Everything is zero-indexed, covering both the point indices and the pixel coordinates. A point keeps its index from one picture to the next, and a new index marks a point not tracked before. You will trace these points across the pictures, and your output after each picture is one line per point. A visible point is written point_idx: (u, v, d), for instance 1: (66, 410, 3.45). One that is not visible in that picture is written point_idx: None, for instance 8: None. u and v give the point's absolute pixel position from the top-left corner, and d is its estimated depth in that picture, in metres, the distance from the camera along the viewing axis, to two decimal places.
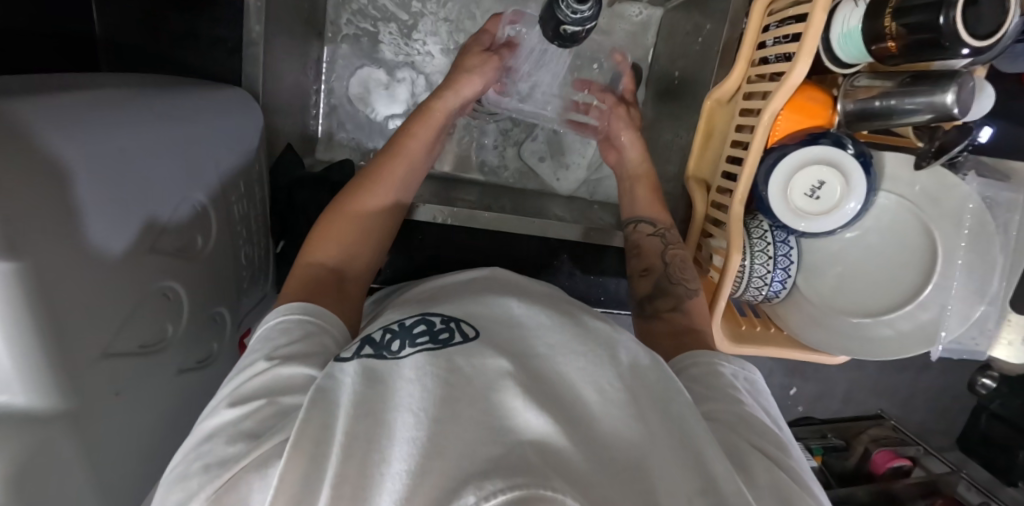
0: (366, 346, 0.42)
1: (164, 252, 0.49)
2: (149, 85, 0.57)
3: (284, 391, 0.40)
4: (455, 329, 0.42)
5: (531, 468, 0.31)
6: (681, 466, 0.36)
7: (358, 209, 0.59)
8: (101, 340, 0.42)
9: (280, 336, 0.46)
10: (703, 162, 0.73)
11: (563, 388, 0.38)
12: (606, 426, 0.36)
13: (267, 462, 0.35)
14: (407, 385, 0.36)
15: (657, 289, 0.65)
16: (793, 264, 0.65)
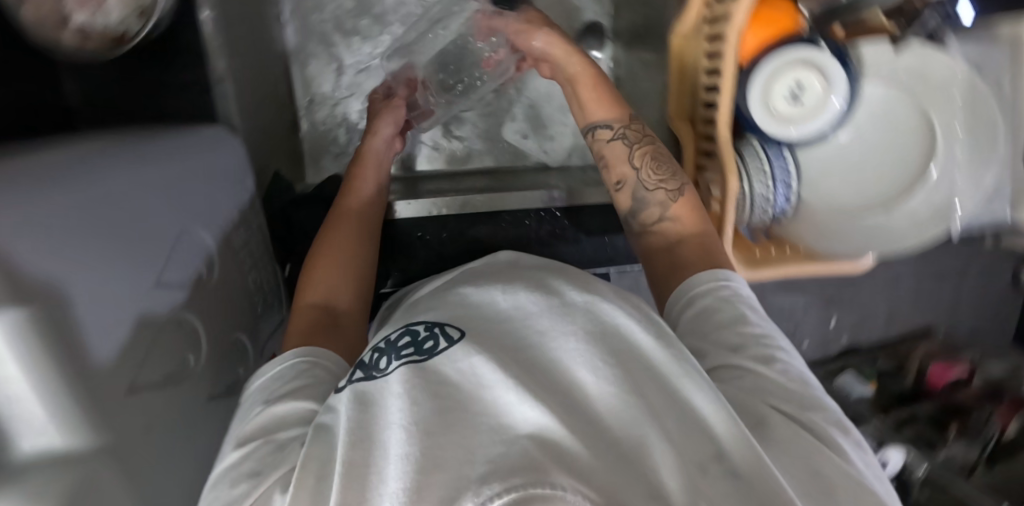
0: (358, 370, 0.43)
1: (173, 285, 0.51)
2: (131, 135, 0.59)
3: (279, 429, 0.44)
4: (440, 335, 0.42)
5: (533, 465, 0.30)
6: (695, 442, 0.36)
7: (331, 249, 0.62)
8: (126, 375, 0.44)
9: (275, 380, 0.49)
10: (684, 103, 0.73)
11: (556, 372, 0.38)
12: (604, 405, 0.36)
13: (267, 500, 0.38)
14: (395, 401, 0.37)
15: (635, 202, 0.62)
16: (795, 179, 0.63)
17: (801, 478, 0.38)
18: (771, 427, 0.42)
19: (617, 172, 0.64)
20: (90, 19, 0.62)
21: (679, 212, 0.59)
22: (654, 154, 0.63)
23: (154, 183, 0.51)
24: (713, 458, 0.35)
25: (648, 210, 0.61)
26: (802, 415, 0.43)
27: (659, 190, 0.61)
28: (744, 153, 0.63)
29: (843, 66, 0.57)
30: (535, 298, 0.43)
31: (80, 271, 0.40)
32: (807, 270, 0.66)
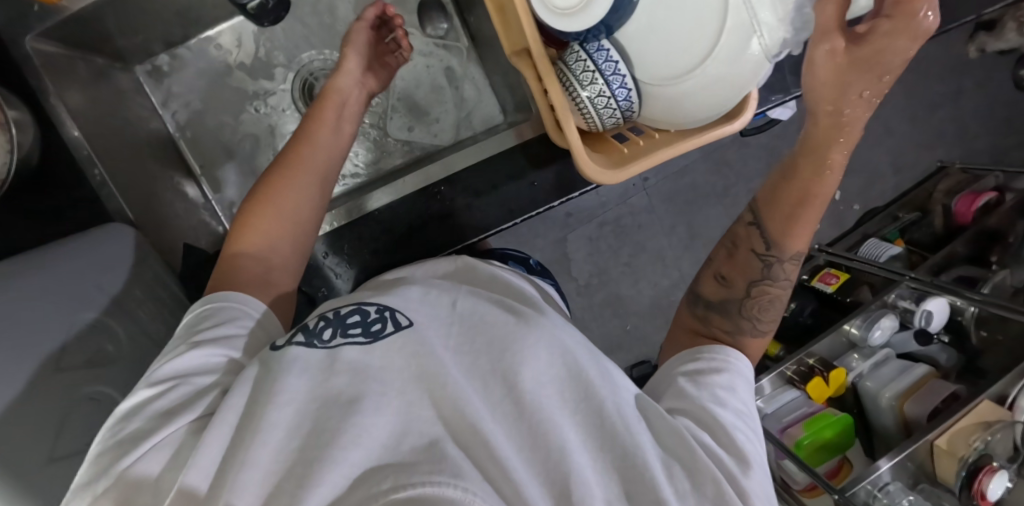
0: (299, 334, 0.48)
1: (78, 366, 0.56)
2: (30, 252, 0.65)
3: (198, 374, 0.47)
4: (387, 319, 0.48)
5: (439, 463, 0.38)
6: (601, 448, 0.44)
7: (278, 198, 0.61)
8: (41, 450, 0.49)
9: (201, 321, 0.53)
10: (514, 35, 0.71)
11: (497, 400, 0.44)
12: (529, 431, 0.43)
13: (176, 439, 0.42)
14: (340, 374, 0.43)
15: (718, 302, 0.61)
16: (622, 65, 0.61)
17: (680, 463, 0.45)
18: (671, 426, 0.47)
19: (725, 243, 0.62)
20: None
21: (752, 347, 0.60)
22: (773, 299, 0.60)
23: (39, 292, 0.57)
24: (607, 470, 0.43)
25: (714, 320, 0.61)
26: (719, 453, 0.47)
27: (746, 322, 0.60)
28: (569, 61, 0.63)
29: None
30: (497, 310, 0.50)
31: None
32: (677, 148, 0.65)
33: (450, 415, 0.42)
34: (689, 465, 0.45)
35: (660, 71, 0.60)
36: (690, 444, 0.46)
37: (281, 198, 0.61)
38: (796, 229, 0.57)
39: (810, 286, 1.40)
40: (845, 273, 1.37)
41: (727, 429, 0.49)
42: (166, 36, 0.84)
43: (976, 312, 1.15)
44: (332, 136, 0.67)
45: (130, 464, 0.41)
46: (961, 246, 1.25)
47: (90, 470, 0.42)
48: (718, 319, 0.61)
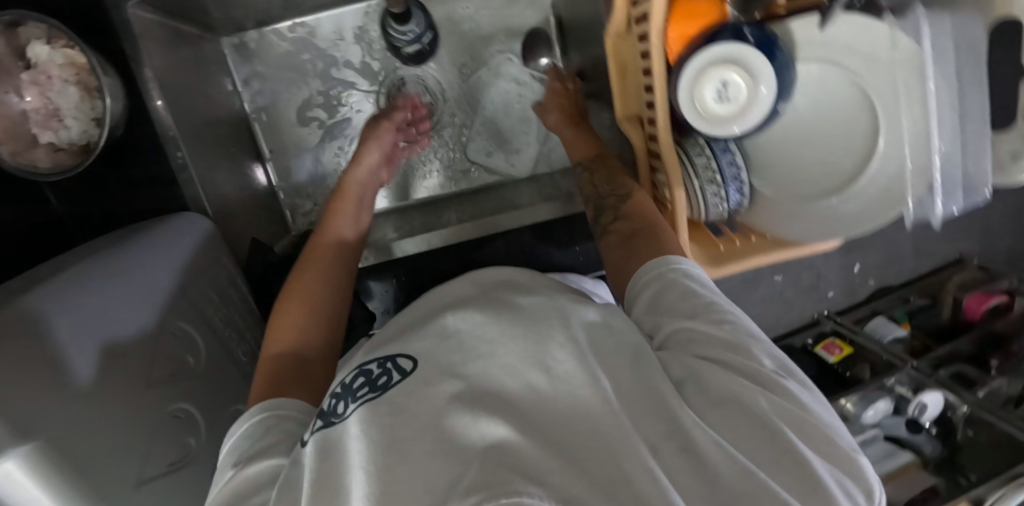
0: (318, 421, 0.41)
1: (163, 380, 0.56)
2: (114, 240, 0.64)
3: (248, 497, 0.40)
4: (393, 369, 0.41)
5: (502, 479, 0.31)
6: (644, 420, 0.38)
7: (305, 288, 0.63)
8: (132, 473, 0.49)
9: (247, 440, 0.46)
10: (628, 100, 0.71)
11: (511, 388, 0.38)
12: (558, 404, 0.37)
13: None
14: (355, 442, 0.36)
15: (595, 207, 0.65)
16: (743, 171, 0.62)
17: (738, 423, 0.39)
18: (712, 379, 0.41)
19: (585, 206, 0.68)
20: (55, 137, 0.68)
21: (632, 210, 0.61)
22: (608, 172, 0.67)
23: (133, 297, 0.56)
24: (664, 436, 0.37)
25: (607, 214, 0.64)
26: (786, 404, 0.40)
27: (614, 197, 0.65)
28: (688, 149, 0.62)
29: (767, 56, 0.55)
30: (483, 312, 0.42)
31: (60, 409, 0.43)
32: (776, 255, 0.65)
33: (474, 434, 0.34)
34: (752, 426, 0.39)
35: (783, 185, 0.61)
36: (737, 394, 0.40)
37: (305, 289, 0.63)
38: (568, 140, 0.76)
39: (813, 351, 1.45)
40: (849, 345, 1.41)
41: (747, 349, 0.44)
42: (262, 14, 0.82)
43: (967, 413, 1.22)
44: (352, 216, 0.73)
45: None
46: (965, 344, 1.33)
47: None
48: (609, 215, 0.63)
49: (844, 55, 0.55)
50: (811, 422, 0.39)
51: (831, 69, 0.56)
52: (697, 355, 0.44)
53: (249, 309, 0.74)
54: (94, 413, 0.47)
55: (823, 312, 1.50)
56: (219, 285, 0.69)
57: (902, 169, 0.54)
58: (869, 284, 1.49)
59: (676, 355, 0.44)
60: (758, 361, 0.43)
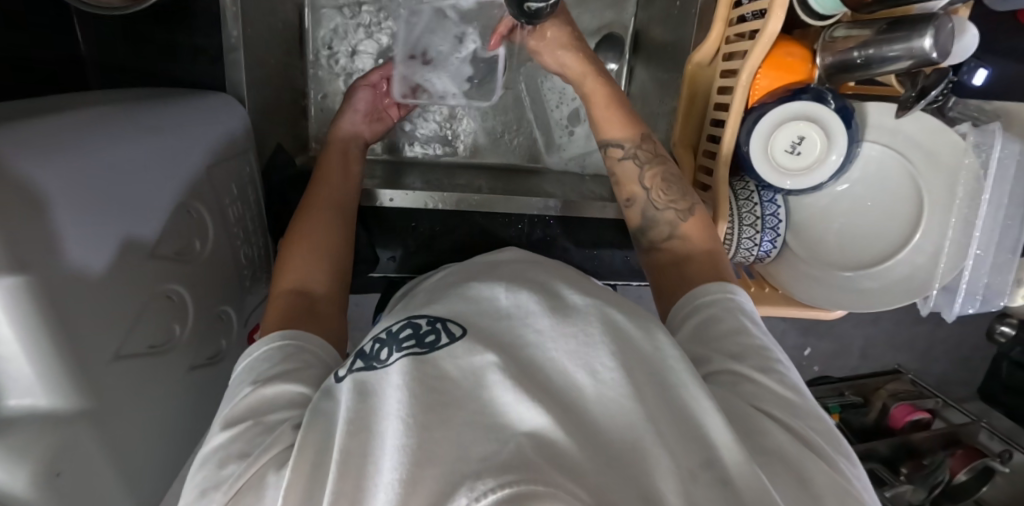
0: (358, 360, 0.43)
1: (163, 258, 0.53)
2: (145, 101, 0.61)
3: (269, 411, 0.43)
4: (442, 330, 0.42)
5: (529, 463, 0.31)
6: (687, 449, 0.36)
7: (307, 231, 0.60)
8: (112, 343, 0.46)
9: (265, 360, 0.47)
10: (690, 127, 0.73)
11: (556, 377, 0.38)
12: (602, 411, 0.37)
13: (258, 480, 0.38)
14: (394, 392, 0.37)
15: (644, 222, 0.63)
16: (782, 224, 0.65)
17: (786, 482, 0.38)
18: (759, 430, 0.42)
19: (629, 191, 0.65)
20: None
21: (687, 230, 0.60)
22: (664, 176, 0.63)
23: (151, 158, 0.53)
24: (699, 466, 0.36)
25: (657, 228, 0.62)
26: (817, 462, 0.41)
27: (670, 211, 0.62)
28: (738, 190, 0.64)
29: (844, 125, 0.59)
30: (539, 300, 0.43)
31: (58, 246, 0.41)
32: (785, 311, 0.68)
33: (515, 416, 0.35)
34: (794, 479, 0.39)
35: (814, 247, 0.65)
36: (781, 450, 0.41)
37: (313, 240, 0.60)
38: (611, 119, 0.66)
39: None
40: None
41: (794, 406, 0.45)
42: None
43: None
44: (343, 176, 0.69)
45: None
46: (882, 447, 1.34)
47: None
48: (660, 231, 0.62)
49: (906, 147, 0.61)
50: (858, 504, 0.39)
51: (891, 155, 0.61)
52: (747, 401, 0.45)
53: (256, 215, 0.72)
54: (94, 263, 0.45)
55: None
56: (238, 178, 0.67)
57: (934, 261, 0.60)
58: (813, 370, 1.58)
59: (725, 394, 0.45)
60: (806, 427, 0.44)
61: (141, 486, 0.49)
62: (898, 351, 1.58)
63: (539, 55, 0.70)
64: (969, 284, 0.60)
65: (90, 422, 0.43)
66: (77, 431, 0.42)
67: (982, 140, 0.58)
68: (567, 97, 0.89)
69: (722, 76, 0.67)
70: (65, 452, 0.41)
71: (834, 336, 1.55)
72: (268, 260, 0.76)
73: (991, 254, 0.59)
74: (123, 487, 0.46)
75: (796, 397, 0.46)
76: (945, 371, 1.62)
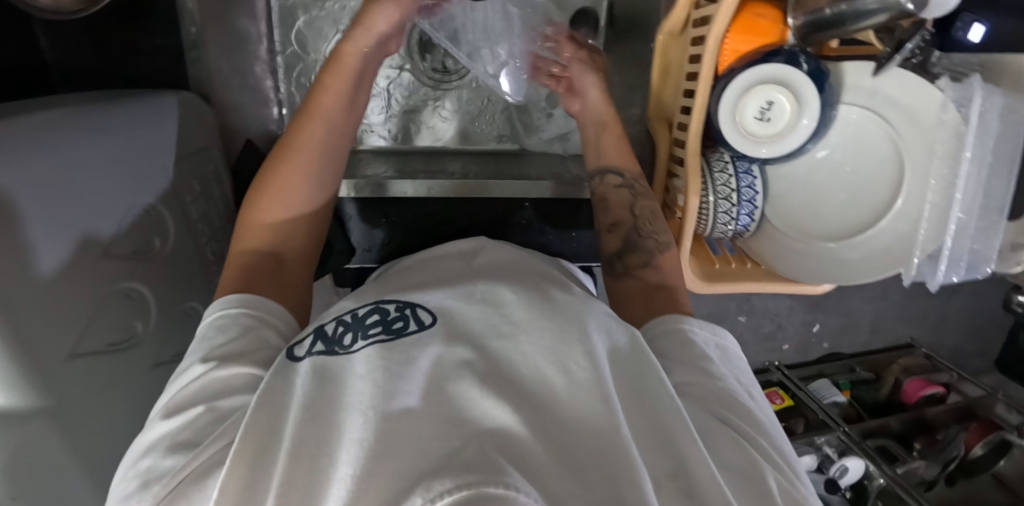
0: (318, 342, 0.42)
1: (121, 256, 0.53)
2: (102, 99, 0.60)
3: (221, 395, 0.42)
4: (410, 317, 0.42)
5: (490, 464, 0.30)
6: (652, 455, 0.35)
7: (281, 192, 0.58)
8: (66, 342, 0.46)
9: (217, 334, 0.47)
10: (665, 101, 0.70)
11: (524, 371, 0.38)
12: (569, 412, 0.36)
13: (202, 473, 0.37)
14: (358, 383, 0.37)
15: (626, 246, 0.61)
16: (759, 196, 0.62)
17: (749, 487, 0.37)
18: (725, 441, 0.41)
19: (615, 216, 0.64)
20: None
21: (664, 262, 0.59)
22: (656, 207, 0.63)
23: (107, 156, 0.52)
24: (666, 476, 0.34)
25: (635, 254, 0.60)
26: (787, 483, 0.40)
27: (651, 241, 0.61)
28: (712, 162, 0.62)
29: (817, 87, 0.56)
30: (520, 294, 0.44)
31: (26, 247, 0.42)
32: (767, 287, 0.66)
33: (480, 412, 0.34)
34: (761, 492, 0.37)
35: (793, 220, 0.62)
36: (750, 462, 0.39)
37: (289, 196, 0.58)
38: (622, 151, 0.67)
39: None
40: (791, 398, 1.40)
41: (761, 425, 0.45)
42: None
43: (883, 484, 1.20)
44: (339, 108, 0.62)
45: None
46: (894, 423, 1.32)
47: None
48: (637, 257, 0.60)
49: (885, 107, 0.58)
50: None
51: (869, 118, 0.59)
52: (715, 414, 0.43)
53: (225, 210, 0.71)
54: (54, 264, 0.45)
55: (774, 363, 1.51)
56: (202, 174, 0.66)
57: (915, 229, 0.58)
58: (822, 347, 1.53)
59: (694, 404, 0.44)
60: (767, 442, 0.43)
61: (104, 484, 0.48)
62: (910, 326, 1.54)
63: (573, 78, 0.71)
64: (952, 252, 0.56)
65: (43, 421, 0.43)
66: (28, 430, 0.41)
67: (961, 94, 0.54)
68: None
69: (692, 44, 0.64)
70: (16, 452, 0.40)
71: (842, 312, 1.50)
72: None
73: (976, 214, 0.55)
74: (82, 486, 0.46)
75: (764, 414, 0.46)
76: (960, 345, 1.57)
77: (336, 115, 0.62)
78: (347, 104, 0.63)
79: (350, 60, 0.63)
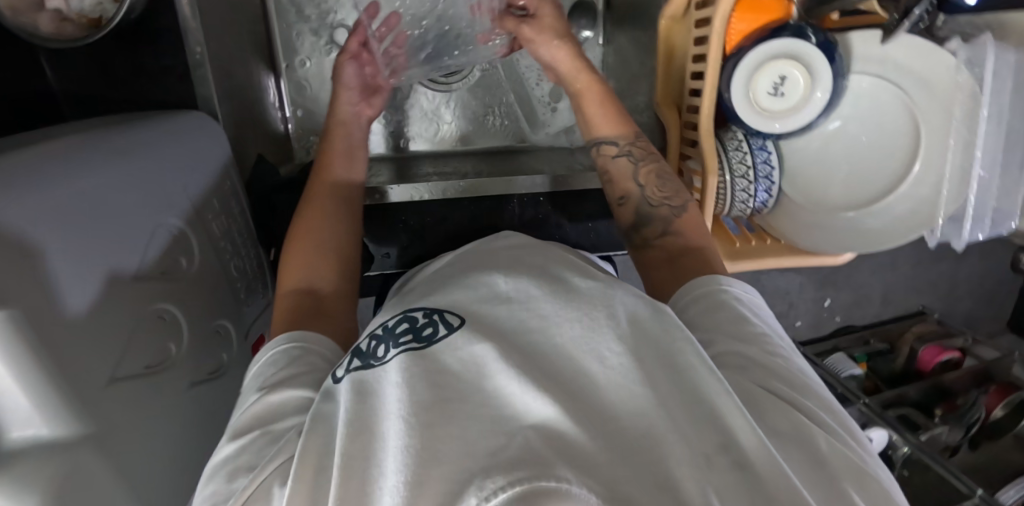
0: (354, 359, 0.42)
1: (151, 278, 0.53)
2: (117, 125, 0.60)
3: (274, 419, 0.43)
4: (438, 321, 0.41)
5: (538, 460, 0.30)
6: (701, 432, 0.34)
7: (314, 231, 0.60)
8: (107, 367, 0.45)
9: (271, 366, 0.48)
10: (670, 89, 0.71)
11: (563, 362, 0.38)
12: (613, 397, 0.35)
13: (265, 492, 0.37)
14: (392, 390, 0.37)
15: (640, 218, 0.61)
16: (776, 171, 0.63)
17: (799, 458, 0.37)
18: (771, 412, 0.41)
19: (621, 189, 0.64)
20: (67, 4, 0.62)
21: (682, 226, 0.59)
22: (658, 172, 0.63)
23: (131, 179, 0.52)
24: (716, 450, 0.34)
25: (651, 225, 0.61)
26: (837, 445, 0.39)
27: (664, 208, 0.61)
28: (727, 143, 0.62)
29: (828, 59, 0.56)
30: (540, 285, 0.43)
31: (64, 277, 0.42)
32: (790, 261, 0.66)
33: (521, 406, 0.34)
34: (811, 463, 0.37)
35: (812, 193, 0.63)
36: (798, 431, 0.39)
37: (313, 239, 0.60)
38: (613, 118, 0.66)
39: None
40: None
41: (810, 392, 0.44)
42: None
43: (908, 453, 1.21)
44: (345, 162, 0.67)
45: None
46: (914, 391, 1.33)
47: None
48: (655, 227, 0.60)
49: (897, 73, 0.58)
50: (876, 487, 0.37)
51: (882, 86, 0.59)
52: (759, 385, 0.43)
53: (244, 226, 0.71)
54: (89, 291, 0.45)
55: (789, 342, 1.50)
56: (220, 191, 0.66)
57: (937, 191, 0.58)
58: (834, 321, 1.54)
59: (734, 375, 0.44)
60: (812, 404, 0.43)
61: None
62: (923, 295, 1.54)
63: (531, 45, 0.70)
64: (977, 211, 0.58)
65: (91, 447, 0.42)
66: (78, 458, 0.41)
67: (974, 55, 0.55)
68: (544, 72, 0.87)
69: (696, 27, 0.64)
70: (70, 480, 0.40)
71: (852, 285, 1.50)
72: (262, 271, 0.75)
73: (997, 173, 0.56)
74: None
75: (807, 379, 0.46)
76: (973, 309, 1.58)
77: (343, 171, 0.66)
78: (347, 155, 0.68)
79: (341, 116, 0.70)
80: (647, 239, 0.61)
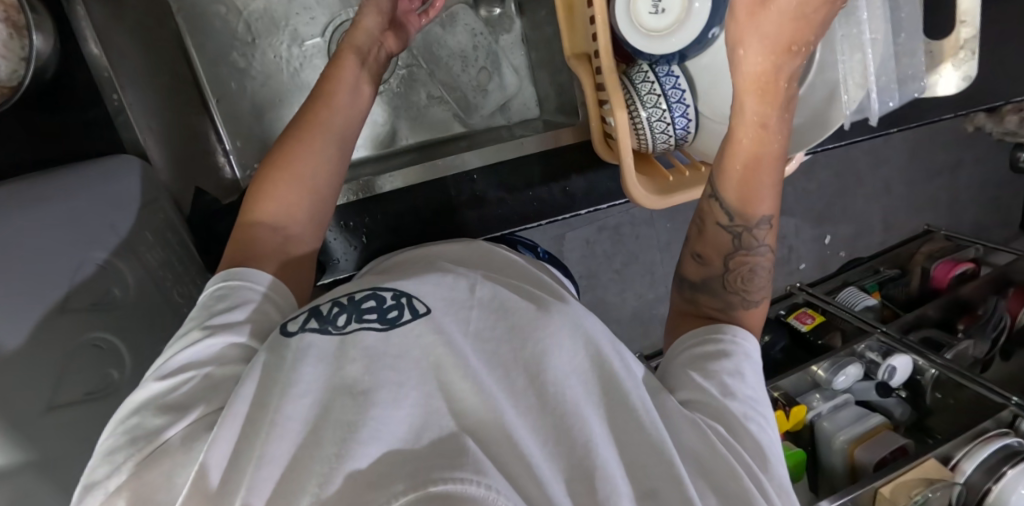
0: (311, 320, 0.41)
1: (84, 310, 0.54)
2: (44, 176, 0.62)
3: (217, 364, 0.44)
4: (405, 305, 0.41)
5: (455, 460, 0.31)
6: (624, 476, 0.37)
7: (297, 166, 0.57)
8: (42, 396, 0.46)
9: (216, 304, 0.49)
10: (577, 38, 0.69)
11: (514, 369, 0.39)
12: (539, 419, 0.37)
13: (189, 439, 0.38)
14: (352, 366, 0.36)
15: (707, 286, 0.54)
16: (687, 94, 0.61)
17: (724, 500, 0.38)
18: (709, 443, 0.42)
19: (703, 253, 0.54)
20: None
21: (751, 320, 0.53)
22: (748, 271, 0.53)
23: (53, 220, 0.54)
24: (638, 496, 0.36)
25: (718, 300, 0.53)
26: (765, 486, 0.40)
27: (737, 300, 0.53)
28: (635, 77, 0.61)
29: None
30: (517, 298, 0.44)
31: None
32: None
33: (461, 408, 0.35)
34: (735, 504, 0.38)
35: None
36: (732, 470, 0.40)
37: (310, 167, 0.57)
38: (755, 192, 0.50)
39: (785, 321, 1.33)
40: (821, 314, 1.31)
41: (759, 448, 0.43)
42: None
43: (936, 375, 1.14)
44: (349, 98, 0.63)
45: (140, 466, 0.37)
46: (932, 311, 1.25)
47: (103, 465, 0.38)
48: (717, 300, 0.53)
49: None
50: None
51: None
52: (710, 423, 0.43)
53: (188, 255, 0.73)
54: (19, 329, 0.46)
55: (796, 285, 1.42)
56: (156, 225, 0.68)
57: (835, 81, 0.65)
58: (840, 256, 1.46)
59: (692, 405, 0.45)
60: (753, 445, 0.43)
61: None
62: (924, 213, 1.49)
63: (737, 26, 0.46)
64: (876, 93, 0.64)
65: (31, 472, 0.44)
66: (18, 482, 0.42)
67: None
68: (467, 58, 0.89)
69: None
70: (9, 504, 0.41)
71: (851, 216, 1.43)
72: None
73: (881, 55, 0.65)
74: None
75: (766, 422, 0.45)
76: (977, 221, 1.53)
77: (347, 114, 0.62)
78: (353, 91, 0.63)
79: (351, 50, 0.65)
80: (709, 308, 0.54)
